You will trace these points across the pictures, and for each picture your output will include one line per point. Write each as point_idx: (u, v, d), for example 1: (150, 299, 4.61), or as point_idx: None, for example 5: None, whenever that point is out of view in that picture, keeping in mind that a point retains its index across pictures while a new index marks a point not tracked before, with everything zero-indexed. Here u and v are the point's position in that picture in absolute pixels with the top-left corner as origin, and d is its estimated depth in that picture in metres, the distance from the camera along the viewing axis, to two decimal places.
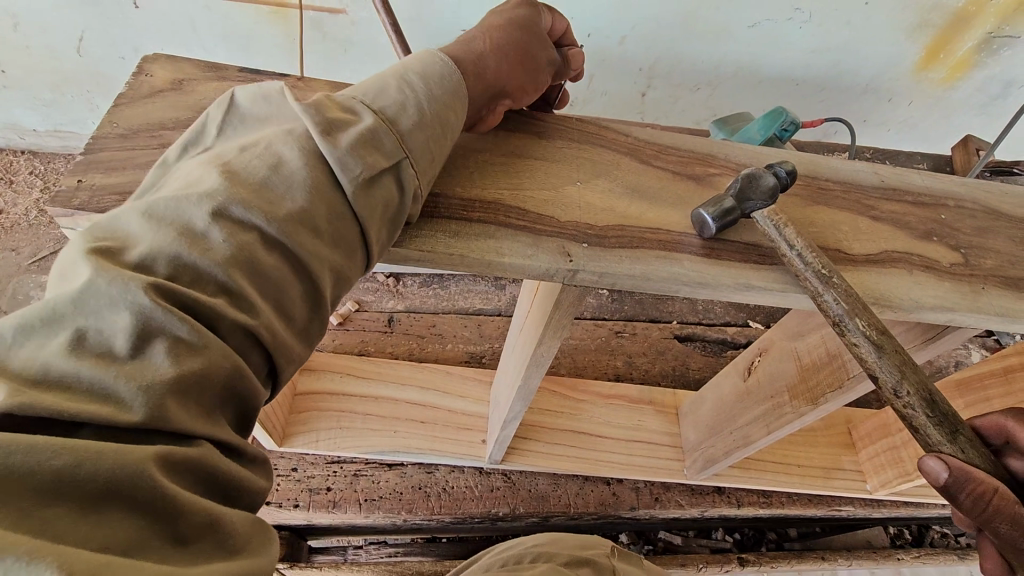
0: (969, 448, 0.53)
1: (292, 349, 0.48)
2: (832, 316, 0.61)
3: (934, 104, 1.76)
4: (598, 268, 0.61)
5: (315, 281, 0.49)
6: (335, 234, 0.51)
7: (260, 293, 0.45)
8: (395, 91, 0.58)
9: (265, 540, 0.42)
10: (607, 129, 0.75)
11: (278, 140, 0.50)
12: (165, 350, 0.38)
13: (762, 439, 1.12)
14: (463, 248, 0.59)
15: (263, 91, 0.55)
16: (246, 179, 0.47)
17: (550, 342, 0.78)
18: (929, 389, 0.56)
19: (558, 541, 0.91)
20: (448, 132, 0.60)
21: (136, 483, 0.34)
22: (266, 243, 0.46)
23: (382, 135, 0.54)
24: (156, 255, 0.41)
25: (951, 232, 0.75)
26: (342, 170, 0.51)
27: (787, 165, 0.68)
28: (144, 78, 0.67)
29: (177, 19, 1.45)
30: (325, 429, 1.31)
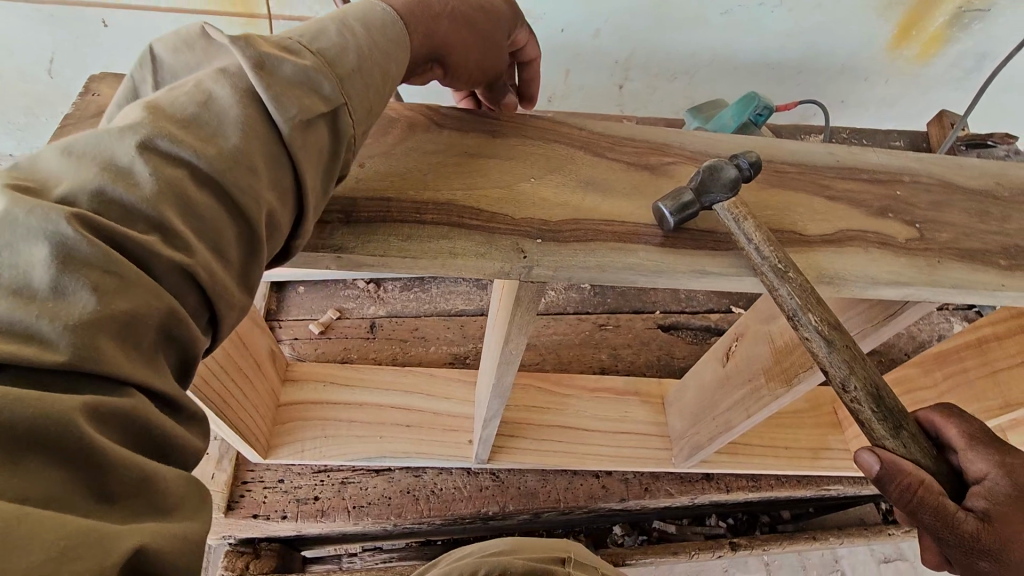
0: (909, 442, 0.60)
1: (234, 296, 0.46)
2: (787, 310, 0.62)
3: (909, 81, 1.77)
4: (552, 263, 0.61)
5: (253, 223, 0.47)
6: (272, 176, 0.49)
7: (194, 231, 0.43)
8: (332, 33, 0.57)
9: (203, 499, 0.40)
10: (562, 123, 0.75)
11: (209, 79, 0.49)
12: (87, 286, 0.36)
13: (742, 424, 1.12)
14: (415, 251, 0.59)
15: (188, 38, 0.54)
16: (175, 113, 0.45)
17: (517, 340, 0.78)
18: (875, 383, 0.60)
19: (515, 551, 1.00)
20: (388, 80, 0.59)
21: (59, 431, 0.32)
22: (197, 179, 0.44)
23: (319, 76, 0.53)
24: (76, 191, 0.39)
25: (907, 208, 0.75)
26: (276, 108, 0.49)
27: (751, 154, 0.65)
28: (91, 97, 0.66)
29: (147, 35, 1.47)
30: (310, 439, 1.32)
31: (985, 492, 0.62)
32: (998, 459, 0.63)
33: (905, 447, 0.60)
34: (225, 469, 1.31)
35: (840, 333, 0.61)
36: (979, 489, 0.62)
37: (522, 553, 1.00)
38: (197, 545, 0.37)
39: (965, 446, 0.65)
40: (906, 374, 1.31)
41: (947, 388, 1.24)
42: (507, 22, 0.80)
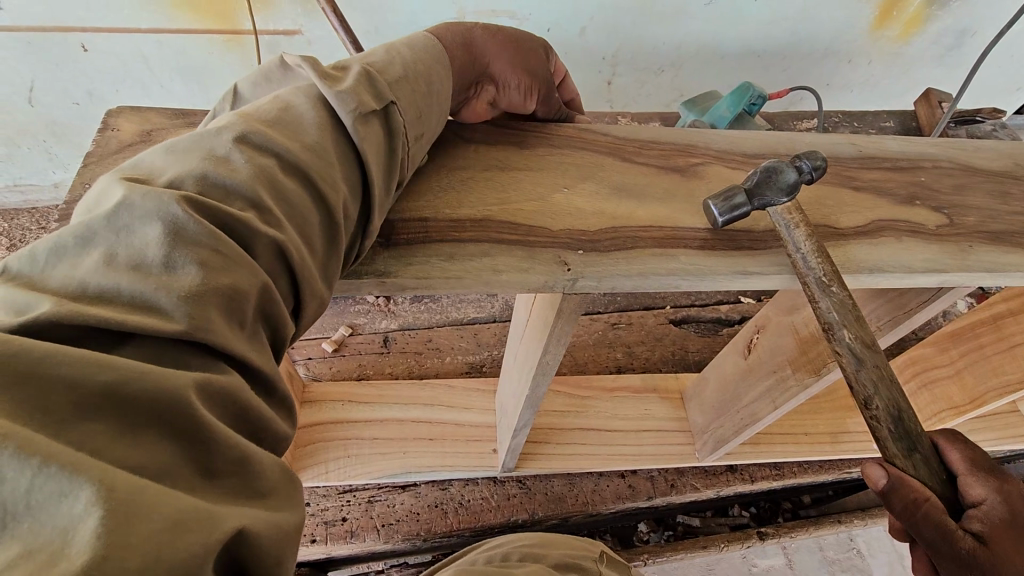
0: (920, 465, 0.59)
1: (317, 285, 0.50)
2: (825, 322, 0.63)
3: (891, 61, 1.79)
4: (596, 274, 0.60)
5: (331, 213, 0.51)
6: (343, 171, 0.53)
7: (286, 216, 0.47)
8: (384, 48, 0.61)
9: (293, 494, 0.42)
10: (587, 131, 0.74)
11: (287, 92, 0.54)
12: (194, 262, 0.39)
13: (769, 415, 1.13)
14: (458, 271, 0.59)
15: (265, 69, 0.58)
16: (262, 117, 0.50)
17: (555, 350, 0.77)
18: (899, 405, 0.60)
19: (546, 543, 0.98)
20: (436, 82, 0.61)
21: (175, 404, 0.35)
22: (285, 171, 0.48)
23: (374, 78, 0.56)
24: (184, 177, 0.43)
25: (932, 194, 0.76)
26: (339, 105, 0.53)
27: (819, 160, 0.65)
28: (111, 133, 0.64)
29: (128, 58, 1.44)
30: (334, 460, 1.30)
31: (982, 515, 0.58)
32: (998, 485, 0.59)
33: (915, 468, 0.59)
34: None
35: (862, 328, 0.63)
36: (977, 512, 0.59)
37: (557, 546, 0.98)
38: (278, 528, 0.39)
39: (963, 470, 0.60)
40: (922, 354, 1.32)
41: (962, 365, 1.25)
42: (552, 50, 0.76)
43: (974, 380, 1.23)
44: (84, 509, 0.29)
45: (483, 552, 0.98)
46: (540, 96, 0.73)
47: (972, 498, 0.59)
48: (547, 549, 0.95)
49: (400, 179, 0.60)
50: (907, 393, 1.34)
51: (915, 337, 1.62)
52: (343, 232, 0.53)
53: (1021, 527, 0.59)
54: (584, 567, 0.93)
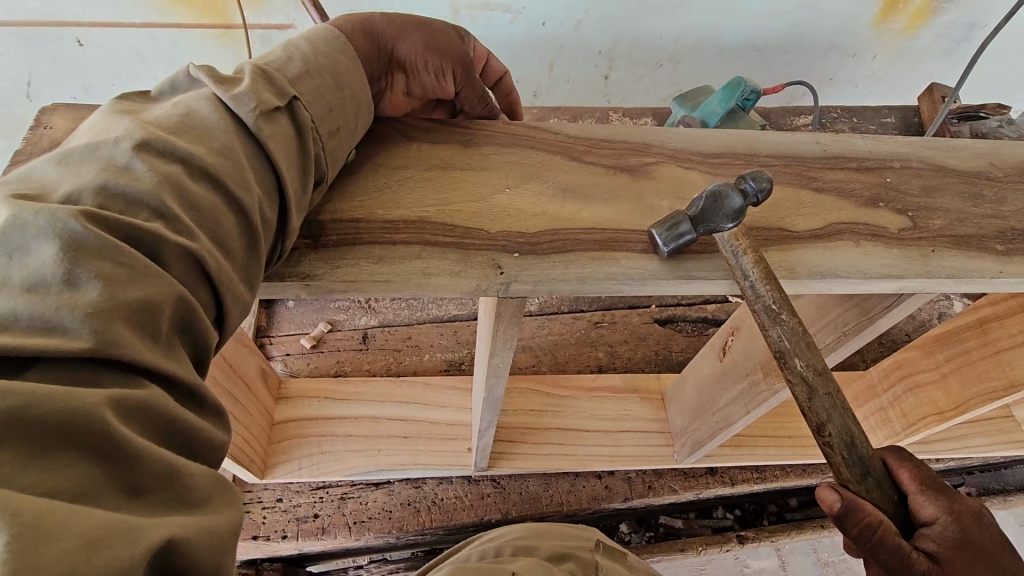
0: (873, 488, 0.59)
1: (238, 289, 0.49)
2: (776, 350, 0.61)
3: (897, 55, 1.74)
4: (531, 278, 0.59)
5: (248, 215, 0.51)
6: (255, 172, 0.53)
7: (196, 222, 0.47)
8: (284, 45, 0.61)
9: (228, 498, 0.42)
10: (536, 128, 0.72)
11: (187, 99, 0.53)
12: (97, 277, 0.39)
13: (741, 420, 1.11)
14: (388, 274, 0.57)
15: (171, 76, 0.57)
16: (158, 125, 0.50)
17: (503, 353, 0.76)
18: (851, 432, 0.59)
19: (540, 535, 0.95)
20: (346, 72, 0.61)
21: (90, 424, 0.34)
22: (191, 176, 0.48)
23: (273, 75, 0.56)
24: (80, 192, 0.43)
25: (898, 196, 0.73)
26: (237, 105, 0.53)
27: (764, 182, 0.60)
28: (43, 130, 0.64)
29: (123, 54, 1.44)
30: (306, 457, 1.30)
31: (935, 535, 0.59)
32: (949, 505, 0.60)
33: (868, 492, 0.59)
34: None
35: (810, 341, 0.61)
36: (928, 532, 0.60)
37: (552, 537, 0.96)
38: (218, 534, 0.39)
39: (914, 491, 0.61)
40: (908, 357, 1.28)
41: (947, 371, 1.22)
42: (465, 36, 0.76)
43: (960, 387, 1.20)
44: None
45: (479, 545, 0.95)
46: (454, 75, 0.72)
47: (925, 518, 0.60)
48: (543, 542, 0.92)
49: (323, 176, 0.60)
50: (893, 397, 1.31)
51: (906, 339, 1.58)
52: (264, 235, 0.53)
53: (973, 549, 0.59)
54: (579, 558, 0.88)
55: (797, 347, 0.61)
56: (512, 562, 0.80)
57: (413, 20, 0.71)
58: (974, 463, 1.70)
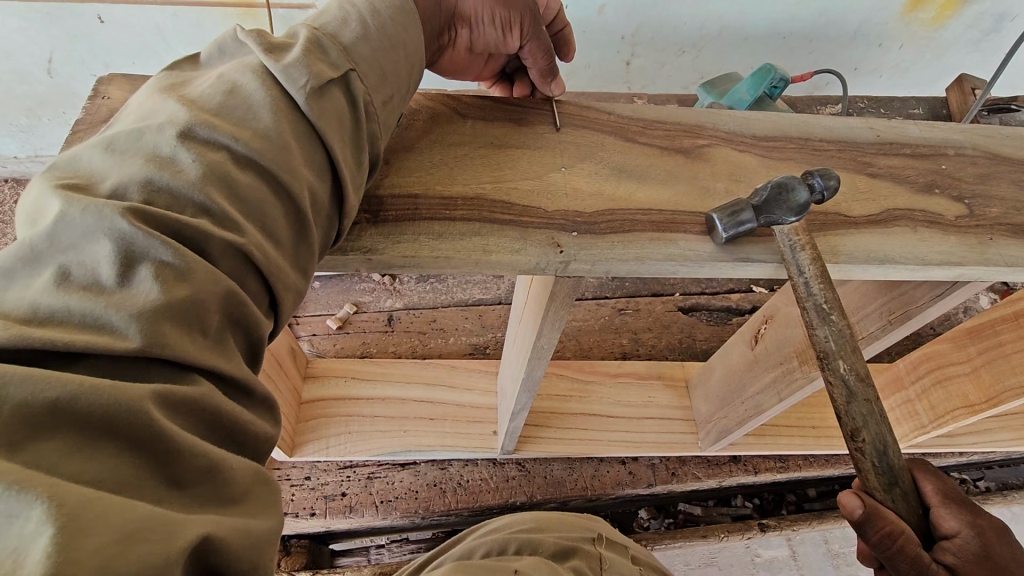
0: (898, 499, 0.57)
1: (288, 277, 0.48)
2: (820, 350, 0.61)
3: (924, 45, 1.70)
4: (589, 257, 0.59)
5: (298, 203, 0.49)
6: (303, 154, 0.50)
7: (243, 214, 0.45)
8: (336, 8, 0.57)
9: (265, 495, 0.41)
10: (588, 108, 0.71)
11: (232, 70, 0.50)
12: (149, 275, 0.37)
13: (773, 407, 1.11)
14: (447, 249, 0.57)
15: (220, 39, 0.55)
16: (203, 104, 0.47)
17: (549, 334, 0.77)
18: (884, 440, 0.58)
19: (551, 528, 0.91)
20: (398, 45, 0.59)
21: (133, 419, 0.33)
22: (236, 162, 0.46)
23: (326, 45, 0.53)
24: (127, 183, 0.41)
25: (953, 183, 0.72)
26: (287, 80, 0.50)
27: (831, 180, 0.61)
28: (101, 101, 0.65)
29: (144, 30, 1.44)
30: (335, 435, 1.30)
31: (955, 548, 0.57)
32: (971, 518, 0.58)
33: (892, 501, 0.58)
34: None
35: (852, 336, 0.61)
36: (949, 545, 0.57)
37: (553, 531, 0.91)
38: (254, 532, 0.37)
39: (937, 503, 0.59)
40: (936, 350, 1.28)
41: (980, 364, 1.21)
42: None
43: (991, 379, 1.19)
44: (34, 528, 0.27)
45: (481, 538, 0.91)
46: (521, 31, 0.72)
47: (945, 531, 0.58)
48: (544, 536, 0.87)
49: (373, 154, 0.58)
50: (921, 390, 1.31)
51: (932, 333, 1.57)
52: (312, 219, 0.51)
53: (993, 564, 0.57)
54: (581, 554, 0.84)
55: (845, 342, 0.60)
56: (518, 560, 0.78)
57: None
58: (996, 458, 1.70)
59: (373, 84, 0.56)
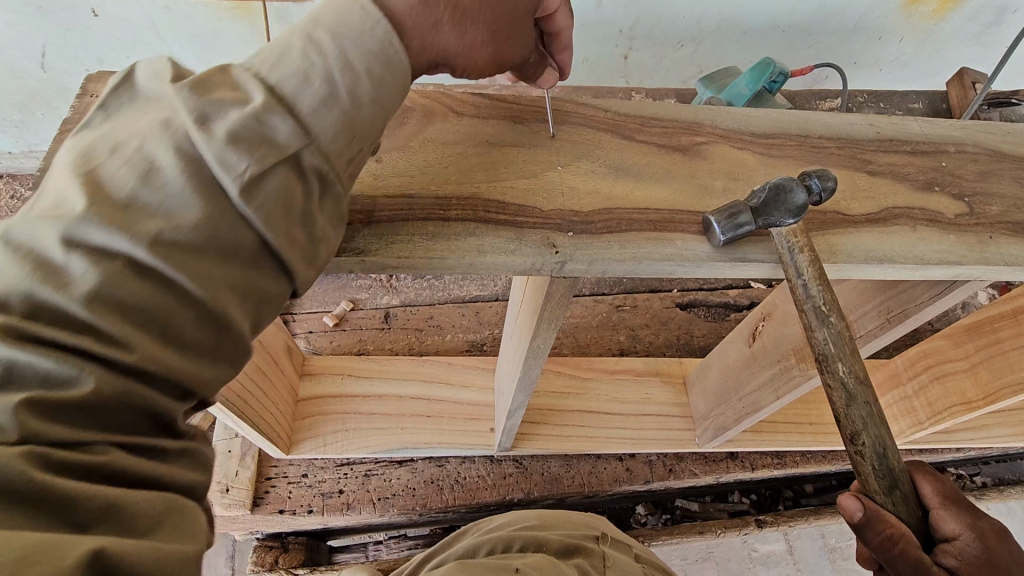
0: (899, 503, 0.57)
1: (210, 383, 0.43)
2: (819, 353, 0.61)
3: (924, 39, 1.69)
4: (586, 257, 0.58)
5: (223, 310, 0.42)
6: (237, 248, 0.43)
7: (150, 331, 0.39)
8: (297, 55, 0.47)
9: (184, 522, 0.40)
10: (585, 105, 0.71)
11: (157, 135, 0.42)
12: (35, 380, 0.35)
13: (771, 404, 1.10)
14: (442, 250, 0.56)
15: (158, 69, 0.47)
16: (117, 190, 0.40)
17: (547, 335, 0.77)
18: (884, 443, 0.57)
19: (549, 525, 0.92)
20: (365, 106, 0.48)
21: (10, 477, 0.33)
22: (142, 271, 0.39)
23: (273, 121, 0.44)
24: (9, 293, 0.36)
25: (954, 181, 0.71)
26: (220, 168, 0.42)
27: (829, 181, 0.60)
28: (89, 99, 0.64)
29: (137, 25, 1.41)
30: (331, 433, 1.30)
31: (955, 550, 0.56)
32: (971, 520, 0.57)
33: (893, 505, 0.57)
34: (249, 466, 1.28)
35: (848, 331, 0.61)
36: (949, 547, 0.57)
37: (555, 528, 0.91)
38: (174, 556, 0.37)
39: (937, 505, 0.59)
40: (934, 346, 1.27)
41: (978, 360, 1.21)
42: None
43: (989, 376, 1.19)
44: None
45: (480, 537, 0.90)
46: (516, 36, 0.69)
47: (945, 533, 0.58)
48: (547, 535, 0.86)
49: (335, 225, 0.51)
50: (918, 386, 1.30)
51: (930, 329, 1.57)
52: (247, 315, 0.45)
53: (993, 567, 0.57)
54: (586, 553, 0.84)
55: (838, 346, 0.60)
56: (521, 558, 0.77)
57: None
58: (993, 453, 1.71)
59: (337, 155, 0.48)
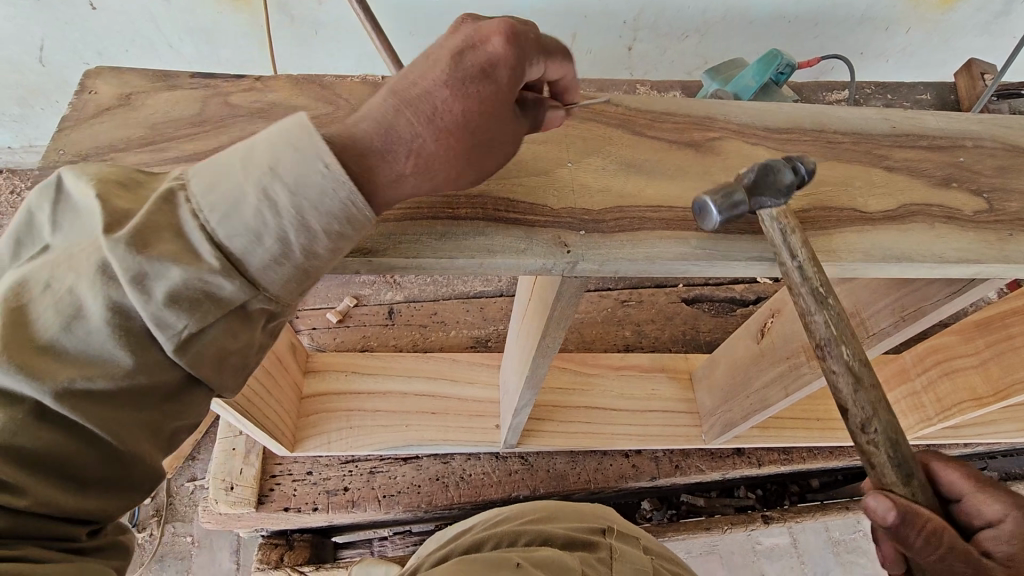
0: (919, 492, 0.53)
1: (113, 504, 0.49)
2: (817, 340, 0.57)
3: (933, 28, 1.66)
4: (598, 257, 0.57)
5: (130, 445, 0.47)
6: (149, 392, 0.47)
7: (48, 476, 0.44)
8: (250, 214, 0.48)
9: None
10: (595, 99, 0.69)
11: (86, 284, 0.45)
12: None
13: (780, 401, 1.09)
14: (451, 251, 0.55)
15: (91, 192, 0.48)
16: (38, 338, 0.44)
17: (556, 333, 0.76)
18: (896, 431, 0.54)
19: (555, 518, 0.91)
20: (311, 265, 0.50)
21: None
22: (51, 420, 0.44)
23: (212, 283, 0.47)
24: None
25: (972, 176, 0.69)
26: (158, 327, 0.46)
27: (812, 164, 0.59)
28: (88, 97, 0.63)
29: (137, 18, 1.39)
30: (336, 430, 1.29)
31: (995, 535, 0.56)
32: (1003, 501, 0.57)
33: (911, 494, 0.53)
34: (253, 463, 1.27)
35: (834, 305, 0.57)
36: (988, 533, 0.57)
37: (560, 521, 0.91)
38: None
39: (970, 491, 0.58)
40: (945, 341, 1.26)
41: (988, 357, 1.19)
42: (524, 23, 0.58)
43: (1000, 372, 1.17)
44: None
45: (487, 531, 0.89)
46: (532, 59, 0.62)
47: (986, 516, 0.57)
48: (552, 528, 0.86)
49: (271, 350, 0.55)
50: (927, 382, 1.29)
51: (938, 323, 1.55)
52: (155, 442, 0.49)
53: None
54: (591, 546, 0.83)
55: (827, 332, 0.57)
56: (528, 552, 0.76)
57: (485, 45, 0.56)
58: (1001, 448, 1.69)
59: (282, 301, 0.51)
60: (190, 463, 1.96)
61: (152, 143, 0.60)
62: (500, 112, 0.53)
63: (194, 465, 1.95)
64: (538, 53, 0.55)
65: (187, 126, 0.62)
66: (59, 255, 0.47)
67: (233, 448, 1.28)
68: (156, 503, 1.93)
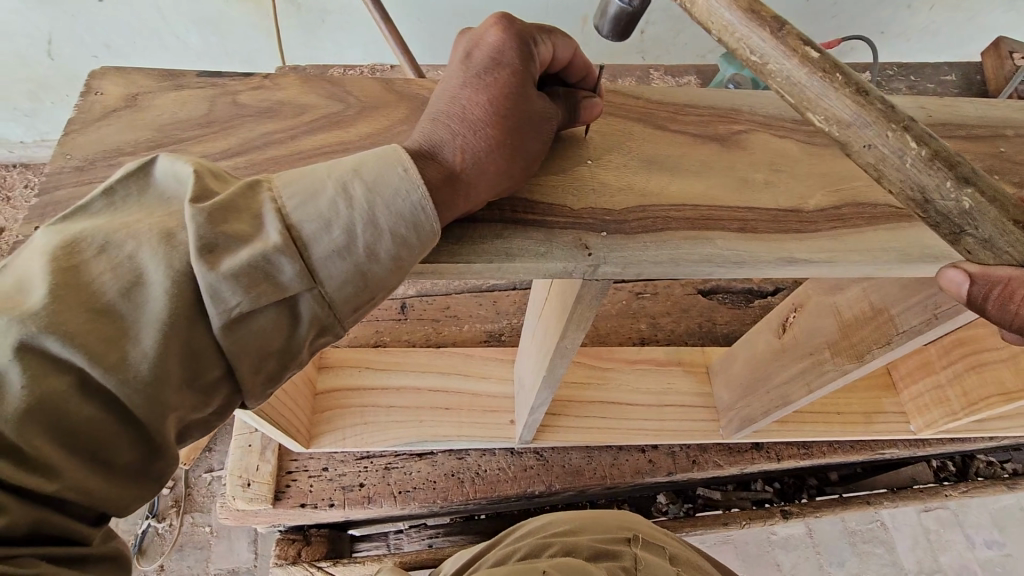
0: (978, 195, 0.49)
1: (126, 500, 0.45)
2: (807, 103, 0.50)
3: (959, 6, 1.58)
4: (620, 259, 0.54)
5: (154, 434, 0.44)
6: (185, 377, 0.45)
7: (71, 455, 0.41)
8: (325, 203, 0.48)
9: None
10: (615, 93, 0.67)
11: (147, 249, 0.44)
12: None
13: (802, 398, 1.06)
14: (468, 255, 0.53)
15: (176, 171, 0.48)
16: (84, 300, 0.42)
17: (574, 335, 0.74)
18: (901, 147, 0.49)
19: (583, 529, 0.89)
20: (371, 264, 0.49)
21: None
22: (84, 391, 0.41)
23: (278, 266, 0.46)
24: None
25: (1013, 167, 0.66)
26: (212, 300, 0.44)
27: None
28: (94, 97, 0.62)
29: (144, 11, 1.37)
30: (350, 426, 1.29)
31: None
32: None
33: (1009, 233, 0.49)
34: (269, 460, 1.28)
35: (809, 63, 0.50)
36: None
37: (588, 533, 0.89)
38: None
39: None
40: (972, 334, 1.22)
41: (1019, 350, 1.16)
42: (536, 32, 0.57)
43: None
44: None
45: (512, 545, 0.88)
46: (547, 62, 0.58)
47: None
48: (578, 539, 0.85)
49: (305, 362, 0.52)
50: (954, 375, 1.24)
51: None
52: (174, 436, 0.46)
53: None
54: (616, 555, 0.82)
55: (857, 124, 0.49)
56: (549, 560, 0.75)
57: (505, 56, 0.55)
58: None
59: (334, 304, 0.49)
60: (207, 454, 1.99)
61: (160, 145, 0.58)
62: (522, 90, 0.55)
63: (212, 456, 1.98)
64: (541, 32, 0.57)
65: (194, 127, 0.60)
66: (113, 226, 0.46)
67: (249, 445, 1.28)
68: (174, 493, 1.96)
